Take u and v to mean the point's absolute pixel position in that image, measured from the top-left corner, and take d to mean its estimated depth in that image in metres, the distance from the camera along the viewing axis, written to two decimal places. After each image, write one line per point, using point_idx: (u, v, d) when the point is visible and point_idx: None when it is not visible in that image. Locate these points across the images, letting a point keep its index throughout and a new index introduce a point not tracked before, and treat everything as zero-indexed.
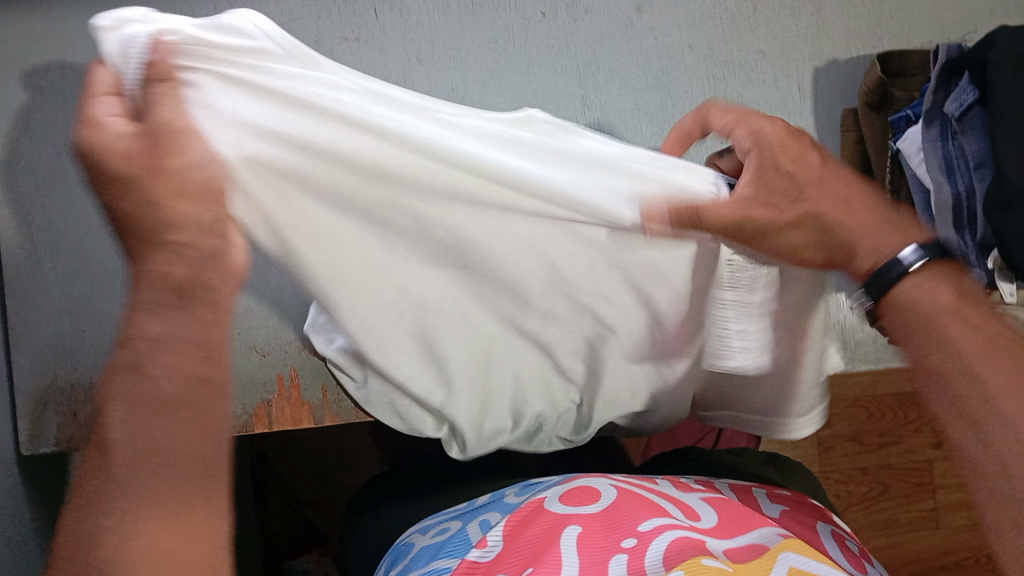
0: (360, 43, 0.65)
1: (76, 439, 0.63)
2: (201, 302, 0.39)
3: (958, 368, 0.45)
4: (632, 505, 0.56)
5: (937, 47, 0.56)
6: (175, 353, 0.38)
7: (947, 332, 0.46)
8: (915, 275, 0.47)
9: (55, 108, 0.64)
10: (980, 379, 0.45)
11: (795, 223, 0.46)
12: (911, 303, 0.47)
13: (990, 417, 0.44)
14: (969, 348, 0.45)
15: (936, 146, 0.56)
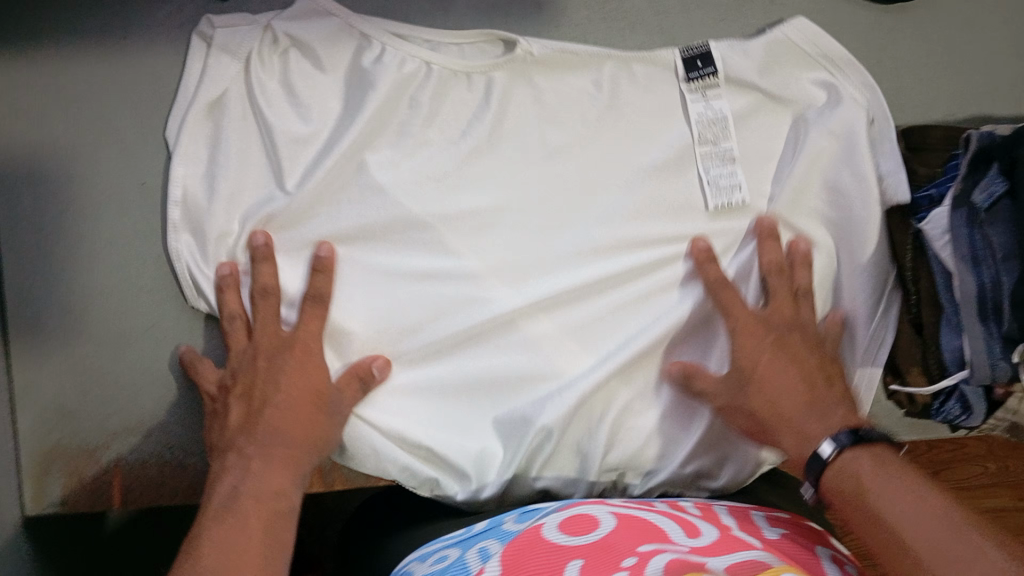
0: None
1: (80, 501, 0.63)
2: (278, 437, 0.55)
3: (890, 519, 0.47)
4: (631, 535, 0.50)
5: (968, 134, 0.56)
6: (250, 511, 0.51)
7: (876, 486, 0.49)
8: (848, 454, 0.51)
9: (62, 167, 0.63)
10: (895, 501, 0.47)
11: (790, 411, 0.56)
12: (852, 466, 0.51)
13: (893, 548, 0.46)
14: (897, 506, 0.47)
15: (964, 234, 0.55)
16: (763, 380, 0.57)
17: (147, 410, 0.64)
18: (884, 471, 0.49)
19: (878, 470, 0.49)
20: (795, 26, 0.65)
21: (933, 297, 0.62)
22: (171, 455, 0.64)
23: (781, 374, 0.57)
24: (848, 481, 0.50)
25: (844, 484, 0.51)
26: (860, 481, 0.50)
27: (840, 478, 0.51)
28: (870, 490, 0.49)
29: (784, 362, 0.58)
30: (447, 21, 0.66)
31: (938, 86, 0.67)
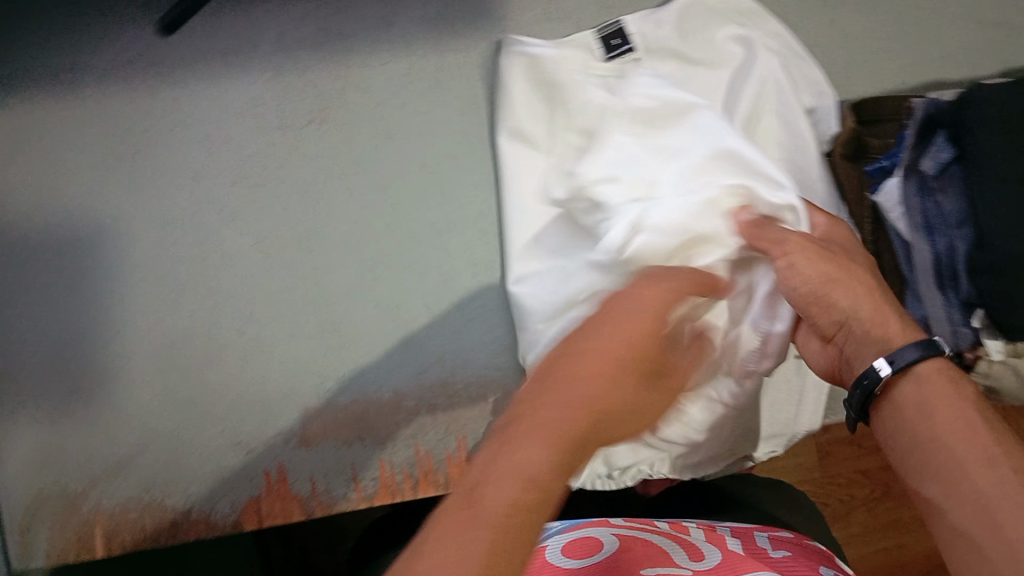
0: (326, 126, 0.65)
1: (63, 552, 0.61)
2: (573, 385, 0.33)
3: (955, 434, 0.38)
4: (629, 559, 0.51)
5: (913, 103, 0.56)
6: (522, 458, 0.29)
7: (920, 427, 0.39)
8: (934, 363, 0.40)
9: (23, 216, 0.64)
10: (947, 444, 0.38)
11: (825, 292, 0.44)
12: (912, 403, 0.40)
13: (943, 479, 0.38)
14: (962, 440, 0.37)
15: (915, 202, 0.55)
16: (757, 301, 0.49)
17: (125, 452, 0.62)
18: (928, 406, 0.39)
19: (926, 405, 0.39)
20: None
21: (896, 268, 0.60)
22: (151, 496, 0.62)
23: (620, 313, 0.47)
24: (902, 398, 0.41)
25: (903, 414, 0.40)
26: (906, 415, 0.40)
27: (900, 414, 0.40)
28: (923, 432, 0.39)
29: (847, 293, 0.44)
30: (391, 34, 0.66)
31: (891, 57, 0.66)
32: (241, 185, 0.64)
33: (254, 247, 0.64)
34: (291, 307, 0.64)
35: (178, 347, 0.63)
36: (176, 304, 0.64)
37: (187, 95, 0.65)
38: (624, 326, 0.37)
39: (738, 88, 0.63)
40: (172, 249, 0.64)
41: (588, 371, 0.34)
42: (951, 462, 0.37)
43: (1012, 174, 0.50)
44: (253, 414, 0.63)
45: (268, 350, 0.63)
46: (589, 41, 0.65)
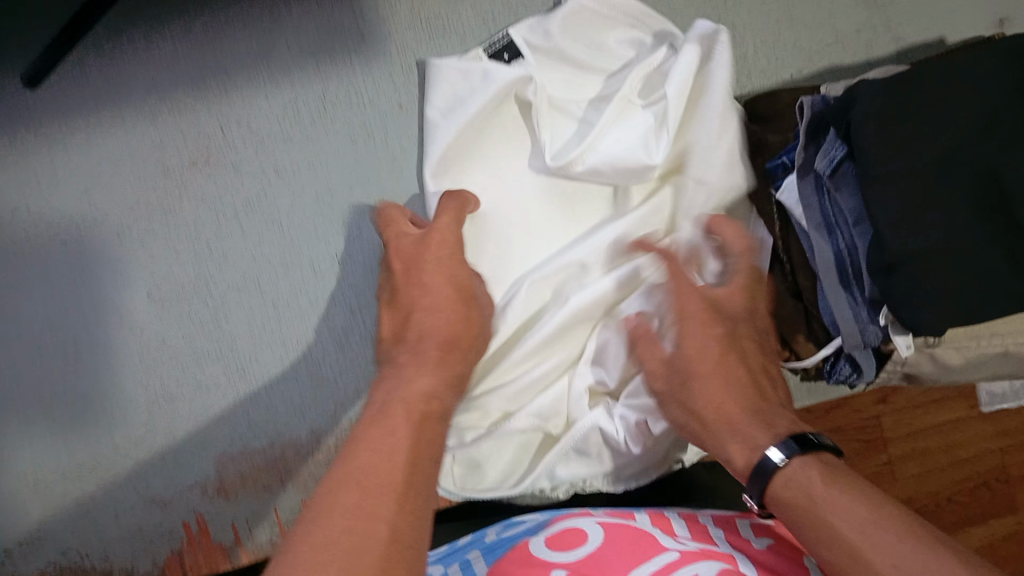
0: (211, 167, 0.63)
1: None
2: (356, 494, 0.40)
3: (832, 526, 0.42)
4: (615, 546, 0.53)
5: (801, 103, 0.55)
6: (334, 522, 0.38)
7: (827, 504, 0.43)
8: (805, 472, 0.45)
9: None
10: (828, 522, 0.42)
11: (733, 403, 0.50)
12: (799, 481, 0.45)
13: (861, 573, 0.40)
14: (839, 516, 0.42)
15: (814, 202, 0.54)
16: (699, 382, 0.51)
17: (38, 518, 0.61)
18: (830, 481, 0.44)
19: (817, 475, 0.44)
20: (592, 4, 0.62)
21: (804, 262, 0.61)
22: (67, 561, 0.60)
23: (421, 292, 0.53)
24: (783, 491, 0.45)
25: (789, 505, 0.45)
26: (813, 500, 0.43)
27: (785, 492, 0.45)
28: (817, 504, 0.43)
29: (719, 389, 0.50)
30: (270, 69, 0.64)
31: (782, 46, 0.65)
32: (128, 236, 0.62)
33: (149, 298, 0.62)
34: (193, 355, 0.62)
35: (80, 407, 0.61)
36: (74, 364, 0.61)
37: (61, 147, 0.63)
38: (366, 463, 0.41)
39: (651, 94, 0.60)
40: (65, 307, 0.62)
41: (377, 454, 0.42)
42: (853, 540, 0.41)
43: (911, 170, 0.48)
44: (164, 467, 0.61)
45: (173, 402, 0.61)
46: (480, 60, 0.62)
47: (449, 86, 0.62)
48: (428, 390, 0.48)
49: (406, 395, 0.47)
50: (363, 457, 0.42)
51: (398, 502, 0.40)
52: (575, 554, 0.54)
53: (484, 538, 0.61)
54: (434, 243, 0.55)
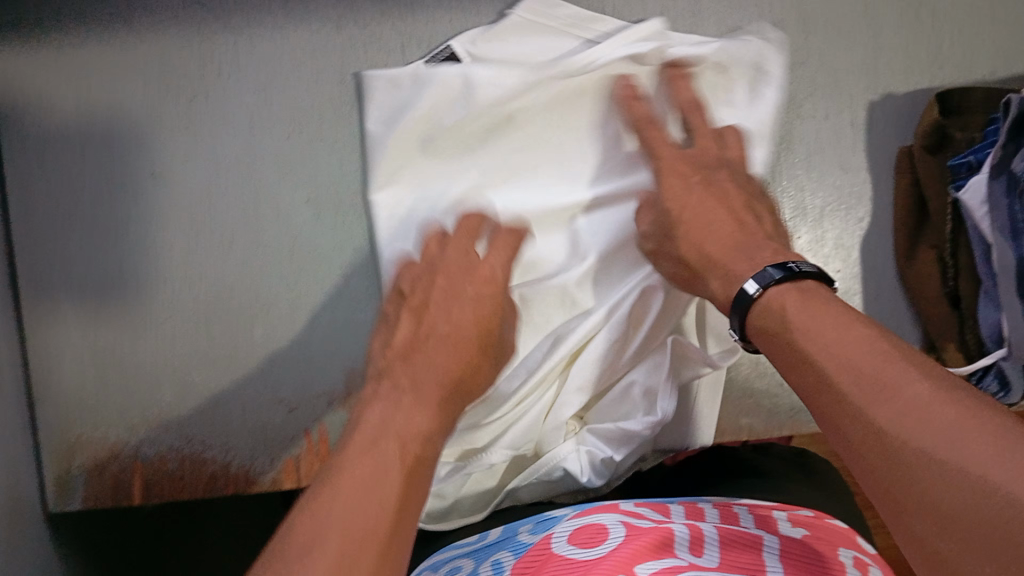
0: None
1: (103, 495, 0.62)
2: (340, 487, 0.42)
3: (817, 337, 0.44)
4: (642, 542, 0.49)
5: (1009, 98, 0.52)
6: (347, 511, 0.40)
7: (801, 322, 0.45)
8: (788, 287, 0.47)
9: (71, 157, 0.62)
10: (817, 334, 0.44)
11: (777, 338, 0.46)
12: (777, 302, 0.47)
13: (871, 393, 0.40)
14: (824, 331, 0.44)
15: (1003, 204, 0.53)
16: (686, 231, 0.54)
17: (167, 401, 0.62)
18: (811, 310, 0.45)
19: (811, 314, 0.45)
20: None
21: (972, 268, 0.58)
22: (190, 448, 0.62)
23: (454, 312, 0.53)
24: (783, 305, 0.46)
25: (771, 319, 0.47)
26: (784, 320, 0.46)
27: (768, 320, 0.47)
28: (795, 326, 0.45)
29: (707, 205, 0.54)
30: None
31: (980, 43, 0.63)
32: (295, 138, 0.62)
33: (306, 203, 0.62)
34: (341, 266, 0.63)
35: (224, 300, 0.62)
36: (224, 257, 0.62)
37: (243, 39, 0.62)
38: (370, 471, 0.43)
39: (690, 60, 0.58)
40: (223, 199, 0.62)
41: (375, 459, 0.44)
42: (814, 349, 0.44)
43: None
44: (297, 372, 0.63)
45: (315, 310, 0.63)
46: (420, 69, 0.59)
47: (408, 111, 0.58)
48: (422, 435, 0.47)
49: (402, 434, 0.46)
50: (359, 465, 0.43)
51: (388, 543, 0.40)
52: (595, 550, 0.50)
53: (516, 535, 0.57)
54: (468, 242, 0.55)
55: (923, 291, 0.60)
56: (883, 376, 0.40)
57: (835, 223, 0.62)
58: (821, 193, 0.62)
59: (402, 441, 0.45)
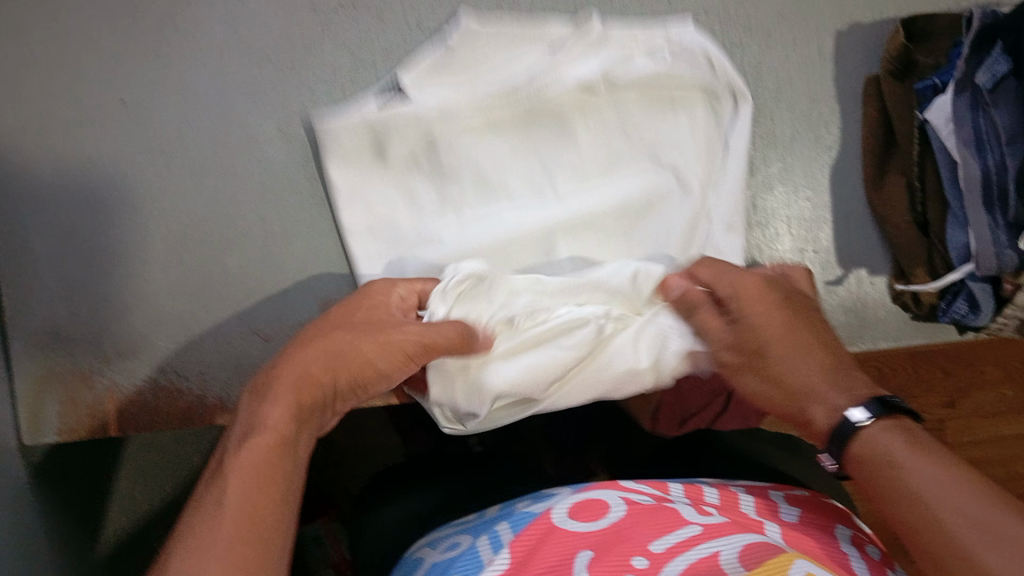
0: (356, 12, 0.63)
1: (76, 427, 0.62)
2: None
3: (954, 482, 0.46)
4: (641, 521, 0.55)
5: (971, 13, 0.53)
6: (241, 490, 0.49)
7: (907, 466, 0.48)
8: (892, 419, 0.50)
9: (37, 84, 0.60)
10: (929, 473, 0.47)
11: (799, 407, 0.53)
12: (872, 448, 0.49)
13: (993, 545, 0.43)
14: (959, 484, 0.46)
15: (967, 119, 0.53)
16: (774, 362, 0.54)
17: (139, 331, 0.62)
18: (912, 453, 0.48)
19: (903, 451, 0.48)
20: None
21: (940, 193, 0.59)
22: (164, 379, 0.62)
23: (352, 350, 0.54)
24: (869, 445, 0.50)
25: (868, 461, 0.50)
26: (890, 464, 0.48)
27: (863, 458, 0.50)
28: (894, 469, 0.48)
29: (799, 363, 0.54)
30: None
31: None
32: (267, 68, 0.62)
33: (278, 132, 0.63)
34: (313, 196, 0.63)
35: (195, 230, 0.62)
36: (197, 189, 0.62)
37: None
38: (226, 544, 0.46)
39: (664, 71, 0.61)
40: (195, 129, 0.62)
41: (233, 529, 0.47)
42: (947, 500, 0.45)
43: None
44: (270, 303, 0.63)
45: (289, 240, 0.63)
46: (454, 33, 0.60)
47: (454, 87, 0.60)
48: (277, 520, 0.49)
49: (270, 442, 0.51)
50: (246, 479, 0.49)
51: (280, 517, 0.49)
52: (598, 523, 0.56)
53: (513, 509, 0.61)
54: (383, 335, 0.54)
55: (893, 218, 0.61)
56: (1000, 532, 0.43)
57: (804, 152, 0.63)
58: (790, 122, 0.63)
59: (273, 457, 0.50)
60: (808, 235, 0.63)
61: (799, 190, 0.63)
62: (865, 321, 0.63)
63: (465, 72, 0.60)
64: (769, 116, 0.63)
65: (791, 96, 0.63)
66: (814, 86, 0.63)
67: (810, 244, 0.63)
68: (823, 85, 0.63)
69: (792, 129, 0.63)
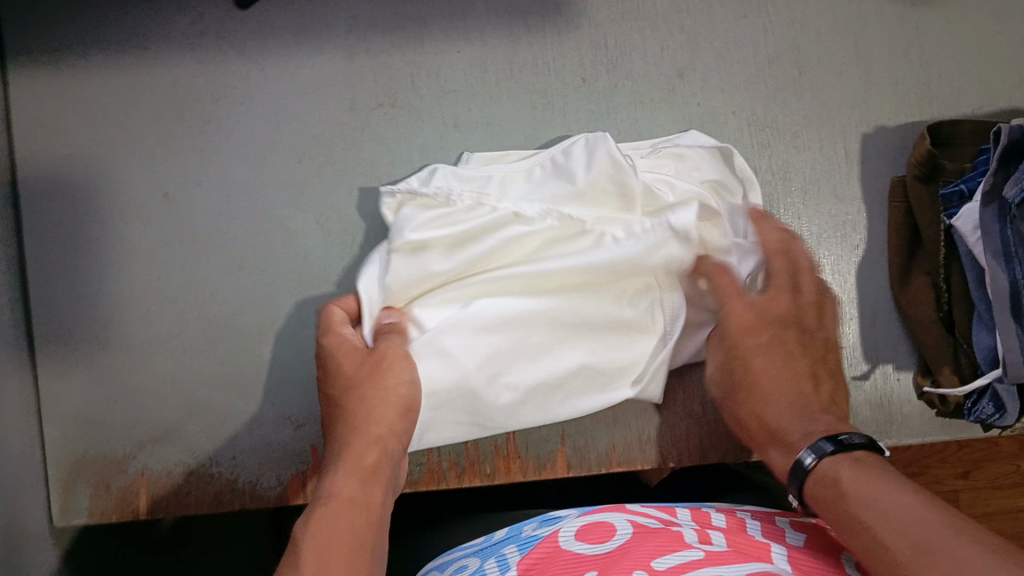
0: (396, 109, 0.64)
1: (107, 512, 0.62)
2: None
3: (890, 488, 0.43)
4: (646, 538, 0.53)
5: (998, 127, 0.54)
6: (325, 525, 0.47)
7: (855, 484, 0.44)
8: (863, 451, 0.48)
9: (84, 176, 0.63)
10: (876, 494, 0.43)
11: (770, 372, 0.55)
12: (832, 474, 0.46)
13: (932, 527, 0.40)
14: (881, 478, 0.44)
15: (995, 229, 0.54)
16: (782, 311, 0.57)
17: (173, 418, 0.63)
18: (864, 471, 0.45)
19: (870, 472, 0.45)
20: (803, 40, 0.65)
21: (965, 292, 0.60)
22: (196, 464, 0.63)
23: (364, 404, 0.54)
24: (839, 479, 0.46)
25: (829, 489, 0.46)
26: (839, 488, 0.45)
27: (822, 488, 0.46)
28: (852, 495, 0.44)
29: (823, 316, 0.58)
30: (466, 23, 0.65)
31: (969, 80, 0.65)
32: (307, 163, 0.64)
33: (315, 225, 0.64)
34: (347, 287, 0.64)
35: (230, 319, 0.63)
36: (234, 279, 0.63)
37: (257, 68, 0.64)
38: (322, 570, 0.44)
39: (682, 180, 0.61)
40: (233, 221, 0.64)
41: (335, 562, 0.45)
42: (878, 514, 0.42)
43: None
44: (304, 390, 0.63)
45: (322, 330, 0.63)
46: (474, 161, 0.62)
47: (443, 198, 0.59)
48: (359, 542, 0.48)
49: (347, 496, 0.50)
50: (325, 530, 0.47)
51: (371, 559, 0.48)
52: (604, 544, 0.54)
53: (519, 534, 0.60)
54: (389, 374, 0.56)
55: (920, 317, 0.61)
56: (902, 501, 0.42)
57: (831, 249, 0.64)
58: (818, 221, 0.64)
59: (353, 513, 0.49)
60: (835, 334, 0.63)
61: (827, 289, 0.64)
62: (893, 416, 0.63)
63: (467, 200, 0.59)
64: (794, 215, 0.64)
65: (815, 196, 0.64)
66: (838, 187, 0.64)
67: (836, 343, 0.63)
68: (848, 185, 0.64)
69: (819, 227, 0.64)
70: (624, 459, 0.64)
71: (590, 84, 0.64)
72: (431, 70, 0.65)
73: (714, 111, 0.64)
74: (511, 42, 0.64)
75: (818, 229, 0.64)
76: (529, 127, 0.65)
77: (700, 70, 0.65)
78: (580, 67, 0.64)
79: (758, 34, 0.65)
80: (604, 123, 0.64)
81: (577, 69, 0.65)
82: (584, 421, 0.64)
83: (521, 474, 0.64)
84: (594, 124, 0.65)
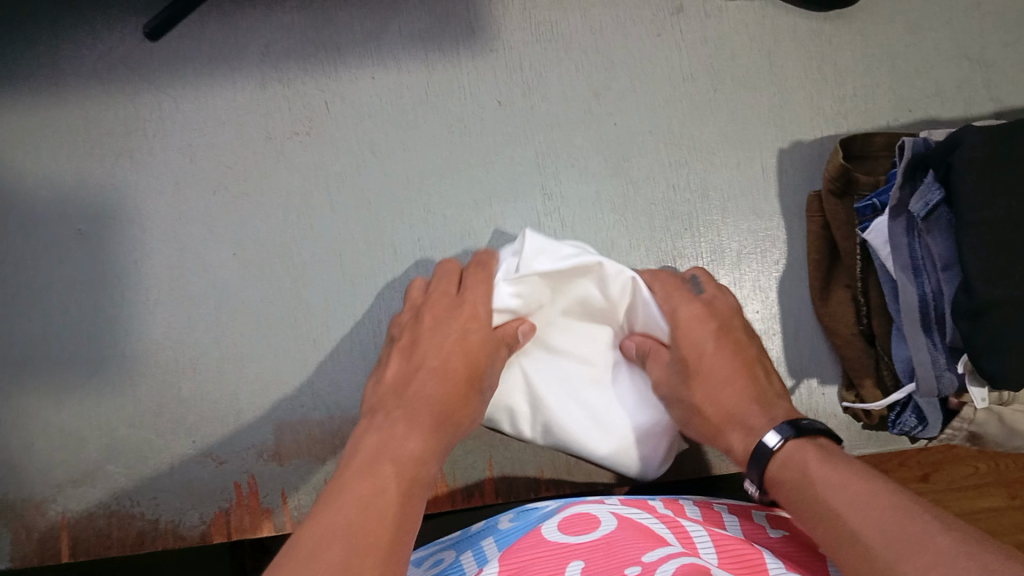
0: (312, 137, 0.64)
1: (28, 555, 0.59)
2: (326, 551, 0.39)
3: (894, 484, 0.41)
4: (632, 535, 0.45)
5: (903, 142, 0.55)
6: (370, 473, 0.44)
7: (821, 472, 0.43)
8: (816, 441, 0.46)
9: None
10: (844, 487, 0.41)
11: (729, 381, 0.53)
12: (797, 461, 0.45)
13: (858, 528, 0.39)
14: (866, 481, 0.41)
15: (902, 243, 0.55)
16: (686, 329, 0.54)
17: (92, 459, 0.61)
18: (814, 465, 0.44)
19: (817, 463, 0.44)
20: (713, 59, 0.65)
21: (882, 307, 0.59)
22: (117, 505, 0.60)
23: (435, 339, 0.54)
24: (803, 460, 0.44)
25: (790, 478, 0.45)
26: (804, 472, 0.43)
27: (784, 482, 0.45)
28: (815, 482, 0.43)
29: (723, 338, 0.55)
30: (380, 50, 0.65)
31: (882, 92, 0.65)
32: (222, 194, 0.63)
33: (233, 256, 0.63)
34: (266, 316, 0.62)
35: (147, 354, 0.62)
36: (150, 313, 0.62)
37: (171, 102, 0.64)
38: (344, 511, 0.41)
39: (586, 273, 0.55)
40: (149, 255, 0.63)
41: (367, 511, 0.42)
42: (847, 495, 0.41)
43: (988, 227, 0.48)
44: (223, 425, 0.61)
45: (241, 363, 0.62)
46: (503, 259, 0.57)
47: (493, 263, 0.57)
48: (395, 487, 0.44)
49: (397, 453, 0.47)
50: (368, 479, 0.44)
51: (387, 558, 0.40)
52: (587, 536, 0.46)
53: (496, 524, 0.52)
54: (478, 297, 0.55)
55: (841, 330, 0.61)
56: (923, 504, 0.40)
57: (752, 266, 0.64)
58: (737, 238, 0.64)
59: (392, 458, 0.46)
60: None
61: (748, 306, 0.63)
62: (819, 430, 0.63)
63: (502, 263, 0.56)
64: (714, 233, 0.64)
65: (735, 211, 0.64)
66: (756, 203, 0.64)
67: None
68: (766, 200, 0.64)
69: (738, 244, 0.64)
70: (554, 482, 0.62)
71: (506, 107, 0.64)
72: (345, 96, 0.64)
73: (632, 130, 0.64)
74: (424, 67, 0.64)
75: (738, 246, 0.64)
76: (448, 150, 0.64)
77: (616, 90, 0.65)
78: (495, 89, 0.64)
79: (671, 55, 0.65)
80: (524, 145, 0.64)
81: (493, 91, 0.64)
82: (511, 446, 0.62)
83: (449, 502, 0.61)
84: (515, 146, 0.64)
